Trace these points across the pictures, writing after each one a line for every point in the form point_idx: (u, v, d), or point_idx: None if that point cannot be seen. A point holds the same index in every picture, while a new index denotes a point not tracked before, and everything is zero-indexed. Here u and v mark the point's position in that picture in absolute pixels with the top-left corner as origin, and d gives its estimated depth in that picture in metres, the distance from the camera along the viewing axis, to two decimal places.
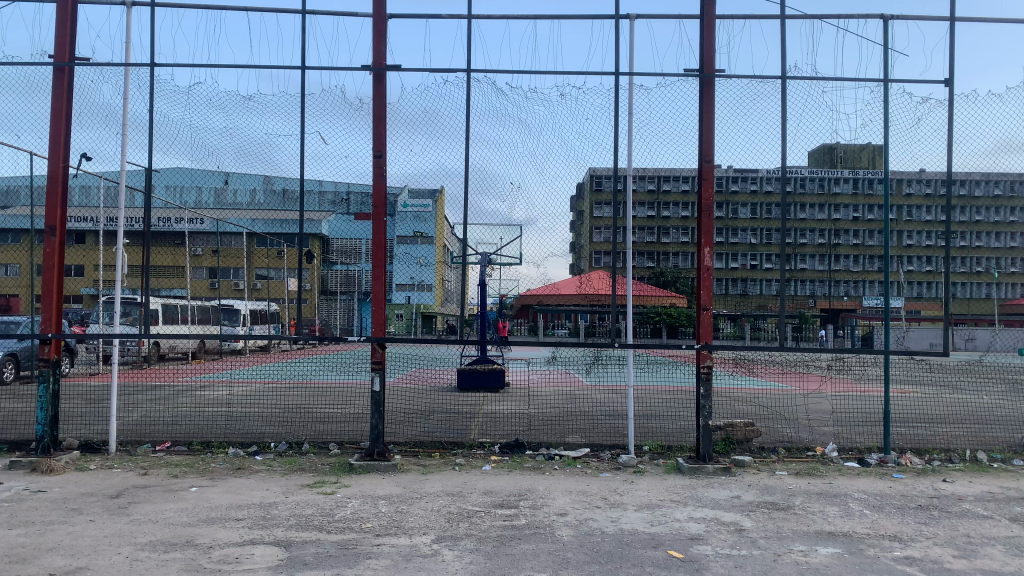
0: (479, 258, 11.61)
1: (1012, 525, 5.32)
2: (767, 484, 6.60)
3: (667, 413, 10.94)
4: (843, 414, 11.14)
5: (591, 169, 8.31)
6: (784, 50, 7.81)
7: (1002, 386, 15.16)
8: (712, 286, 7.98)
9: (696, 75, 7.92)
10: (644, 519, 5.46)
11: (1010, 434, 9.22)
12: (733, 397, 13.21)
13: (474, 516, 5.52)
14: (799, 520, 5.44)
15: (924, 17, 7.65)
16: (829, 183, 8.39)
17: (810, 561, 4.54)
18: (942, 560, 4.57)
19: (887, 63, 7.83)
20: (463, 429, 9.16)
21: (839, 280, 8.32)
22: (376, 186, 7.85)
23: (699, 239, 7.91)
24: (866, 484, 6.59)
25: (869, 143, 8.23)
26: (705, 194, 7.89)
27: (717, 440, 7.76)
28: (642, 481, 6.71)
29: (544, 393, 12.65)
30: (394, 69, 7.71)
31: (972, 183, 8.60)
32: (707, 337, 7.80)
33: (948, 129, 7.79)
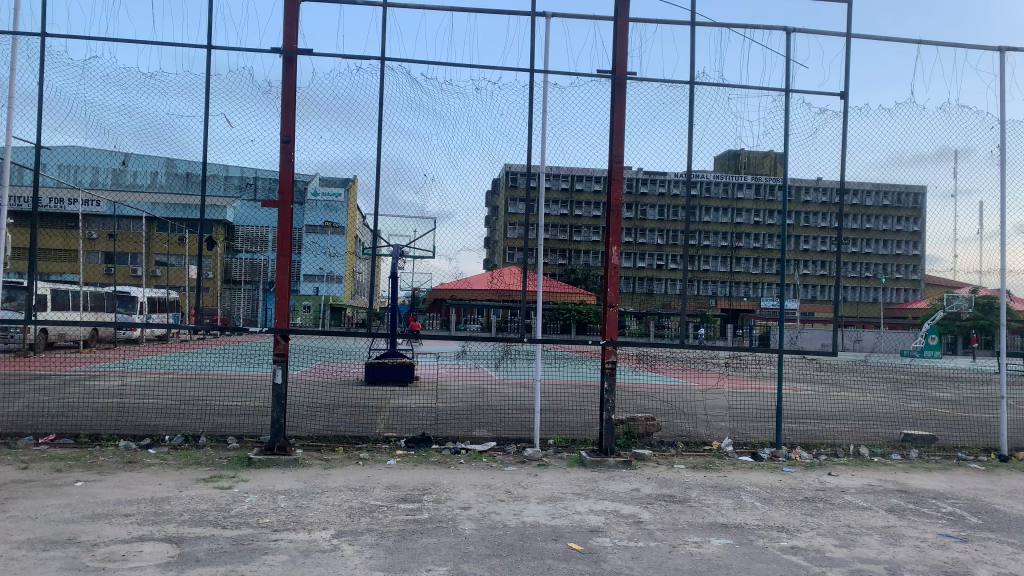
0: (391, 250, 11.50)
1: (889, 515, 5.65)
2: (666, 477, 6.79)
3: (573, 408, 11.11)
4: (739, 410, 11.59)
5: (505, 166, 8.34)
6: (693, 56, 8.06)
7: (885, 385, 16.10)
8: (618, 283, 8.19)
9: (609, 76, 8.07)
10: (546, 512, 5.53)
11: (890, 429, 9.81)
12: (638, 392, 13.54)
13: (376, 511, 5.46)
14: (694, 512, 5.62)
15: (824, 33, 8.03)
16: (732, 189, 8.63)
17: (703, 552, 4.69)
18: (825, 549, 4.81)
19: (788, 75, 8.17)
20: (368, 423, 9.04)
21: (740, 281, 8.61)
22: (283, 172, 7.66)
23: (607, 238, 8.11)
24: (758, 477, 6.87)
25: (771, 151, 8.62)
26: (614, 195, 8.09)
27: (620, 434, 7.93)
28: (546, 474, 6.79)
29: (453, 387, 12.63)
30: (305, 54, 7.53)
31: (864, 192, 8.97)
32: (612, 334, 7.97)
33: (843, 140, 8.20)
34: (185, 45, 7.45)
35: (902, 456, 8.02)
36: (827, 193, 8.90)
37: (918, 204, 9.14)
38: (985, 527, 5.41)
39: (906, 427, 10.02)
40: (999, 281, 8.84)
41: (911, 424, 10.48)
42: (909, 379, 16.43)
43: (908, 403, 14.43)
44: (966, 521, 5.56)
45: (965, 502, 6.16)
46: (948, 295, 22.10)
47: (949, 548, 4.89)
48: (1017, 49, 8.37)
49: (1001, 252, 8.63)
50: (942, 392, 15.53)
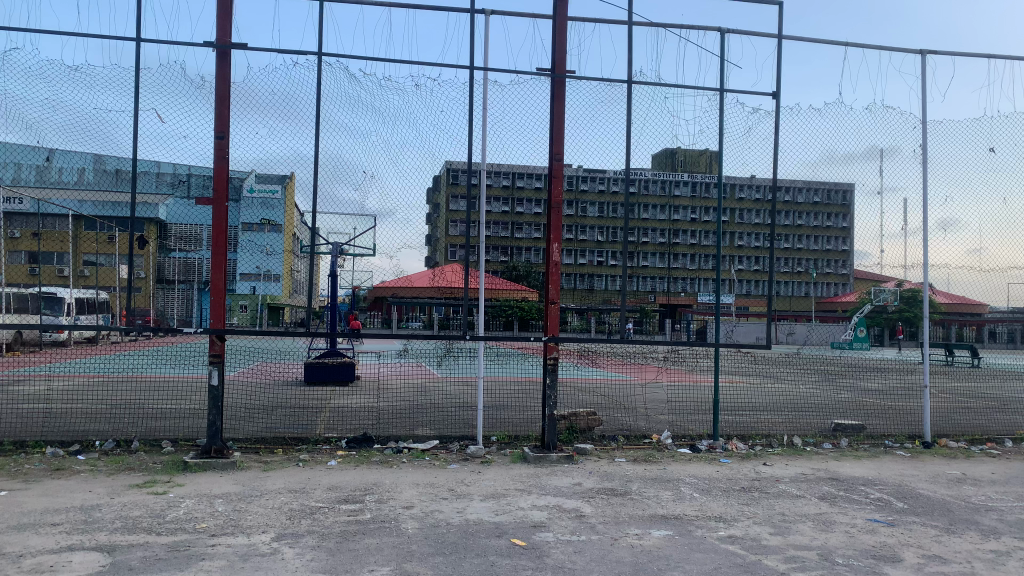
0: (331, 247, 11.35)
1: (821, 503, 5.84)
2: (607, 470, 6.88)
3: (516, 405, 11.15)
4: (677, 403, 11.83)
5: (447, 162, 8.22)
6: (631, 55, 8.19)
7: (816, 376, 16.62)
8: (560, 280, 8.22)
9: (548, 74, 8.12)
10: (489, 509, 5.54)
11: (821, 419, 10.16)
12: (579, 387, 13.67)
13: (317, 513, 5.39)
14: (635, 505, 5.71)
15: (756, 34, 8.25)
16: (669, 186, 8.73)
17: (644, 544, 4.77)
18: (761, 537, 4.94)
19: (722, 74, 8.36)
20: (308, 424, 8.91)
21: (677, 276, 8.87)
22: (217, 169, 7.46)
23: (549, 235, 8.13)
24: (696, 469, 7.02)
25: (707, 149, 8.78)
26: (555, 192, 8.11)
27: (562, 429, 7.99)
28: (489, 471, 6.81)
29: (395, 386, 12.54)
30: (240, 48, 7.37)
31: (795, 189, 9.23)
32: (555, 331, 8.02)
33: (775, 139, 8.43)
34: (113, 37, 7.22)
35: (832, 445, 8.30)
36: (761, 190, 9.07)
37: (846, 202, 9.49)
38: (910, 511, 5.64)
39: (835, 417, 10.38)
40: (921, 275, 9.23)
41: (842, 414, 10.85)
42: (839, 370, 16.99)
43: (838, 393, 14.94)
44: (893, 506, 5.79)
45: (891, 488, 6.42)
46: (875, 288, 22.90)
47: (877, 532, 5.08)
48: (937, 52, 8.74)
49: (923, 250, 9.01)
50: (870, 382, 16.12)
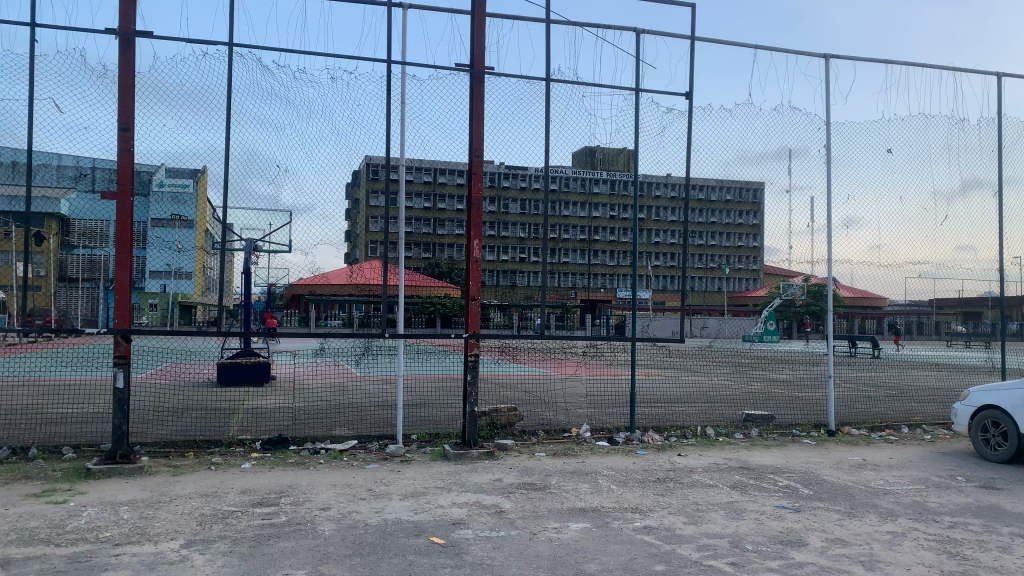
0: (244, 244, 11.07)
1: (732, 491, 6.02)
2: (526, 465, 6.93)
3: (436, 402, 11.11)
4: (596, 397, 12.00)
5: (367, 158, 8.13)
6: (549, 54, 8.34)
7: (728, 368, 17.16)
8: (480, 277, 8.22)
9: (466, 70, 8.11)
10: (408, 508, 5.49)
11: (733, 410, 10.49)
12: (500, 383, 13.74)
13: (230, 517, 5.24)
14: (554, 499, 5.76)
15: (670, 36, 8.50)
16: (590, 184, 8.86)
17: (562, 537, 4.82)
18: (675, 527, 5.06)
19: (638, 74, 8.57)
20: (221, 426, 8.64)
21: (596, 273, 9.01)
22: (121, 162, 7.14)
23: (469, 231, 8.13)
24: (614, 461, 7.14)
25: (625, 148, 8.96)
26: (475, 188, 8.10)
27: (482, 426, 8.00)
28: (408, 469, 6.76)
29: (313, 385, 12.31)
30: (145, 37, 7.08)
31: (708, 187, 9.47)
32: (476, 327, 8.03)
33: (689, 138, 8.68)
34: (5, 21, 6.82)
35: (743, 435, 8.57)
36: (676, 189, 9.35)
37: (757, 200, 9.76)
38: (815, 497, 5.87)
39: (747, 407, 10.73)
40: (827, 270, 9.61)
41: (752, 404, 11.22)
42: (750, 363, 17.59)
43: (748, 384, 15.46)
44: (799, 493, 6.02)
45: (798, 475, 6.68)
46: (784, 283, 23.74)
47: (783, 518, 5.27)
48: (840, 57, 9.14)
49: (828, 247, 9.39)
50: (779, 373, 16.75)
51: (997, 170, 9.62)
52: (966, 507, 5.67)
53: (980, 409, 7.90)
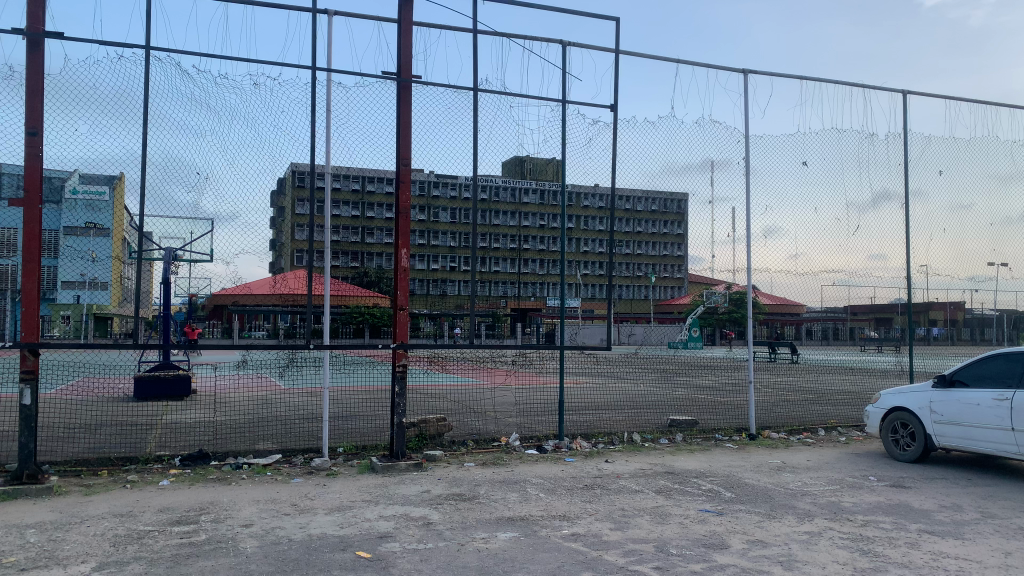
0: (163, 253, 10.74)
1: (657, 496, 6.13)
2: (455, 476, 6.90)
3: (364, 414, 10.96)
4: (525, 405, 12.05)
5: (292, 164, 8.04)
6: (476, 64, 8.44)
7: (654, 374, 17.48)
8: (408, 286, 8.12)
9: (393, 78, 8.09)
10: (333, 522, 5.39)
11: (658, 416, 10.69)
12: (429, 393, 13.65)
13: (146, 537, 5.04)
14: (482, 509, 5.75)
15: (594, 49, 8.82)
16: (519, 194, 8.94)
17: (490, 547, 4.81)
18: (602, 533, 5.11)
19: (565, 86, 8.81)
20: (137, 442, 8.32)
21: (526, 281, 9.32)
22: (29, 167, 6.82)
23: (397, 240, 8.01)
24: (542, 469, 7.18)
25: (553, 158, 8.78)
26: (402, 197, 8.06)
27: (411, 437, 7.93)
28: (335, 483, 6.64)
29: (235, 399, 11.98)
30: (55, 38, 6.82)
31: (634, 198, 9.61)
32: (403, 338, 7.95)
33: (614, 148, 9.11)
34: None
35: (668, 440, 8.74)
36: (604, 201, 9.27)
37: (681, 211, 9.96)
38: (736, 500, 6.02)
39: (672, 413, 10.96)
40: (746, 279, 9.93)
41: (677, 410, 11.46)
42: (675, 370, 17.95)
43: (673, 391, 15.78)
44: (722, 496, 6.17)
45: (720, 478, 6.85)
46: (706, 291, 24.31)
47: (706, 522, 5.39)
48: (757, 73, 9.43)
49: (747, 256, 9.76)
50: (703, 379, 17.15)
51: (904, 182, 10.09)
52: (878, 505, 5.91)
53: (890, 410, 8.26)
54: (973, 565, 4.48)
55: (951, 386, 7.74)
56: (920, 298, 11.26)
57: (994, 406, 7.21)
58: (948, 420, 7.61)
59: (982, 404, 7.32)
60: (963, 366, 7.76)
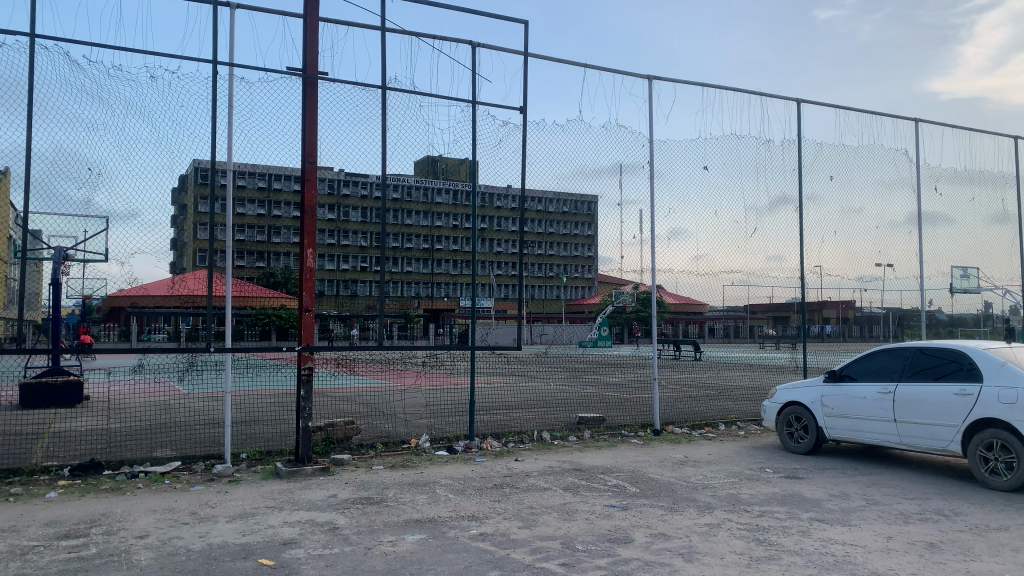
0: (53, 252, 10.19)
1: (565, 493, 6.22)
2: (363, 479, 6.81)
3: (269, 418, 10.68)
4: (436, 407, 12.00)
5: (193, 161, 7.78)
6: (385, 62, 8.39)
7: (564, 373, 17.69)
8: (314, 286, 7.93)
9: (299, 75, 7.94)
10: (235, 530, 5.24)
11: (567, 414, 10.84)
12: (337, 396, 13.42)
13: (30, 553, 4.76)
14: (390, 512, 5.70)
15: (505, 51, 8.95)
16: (432, 194, 8.86)
17: (398, 550, 4.78)
18: (510, 532, 5.15)
19: (475, 87, 8.87)
20: (22, 453, 7.85)
21: (439, 282, 8.92)
22: None
23: (302, 239, 7.86)
24: (452, 470, 7.18)
25: (466, 158, 8.87)
26: (308, 196, 7.86)
27: (318, 440, 7.78)
28: (237, 490, 6.45)
29: (132, 404, 11.47)
30: None
31: (545, 200, 9.76)
32: (309, 340, 7.80)
33: (524, 149, 9.18)
34: None
35: (577, 438, 8.88)
36: (516, 201, 9.39)
37: (591, 212, 10.17)
38: (641, 495, 6.18)
39: (580, 411, 11.13)
40: (652, 280, 10.21)
41: (586, 408, 11.66)
42: (585, 368, 18.23)
43: (583, 389, 16.03)
44: (627, 491, 6.32)
45: (626, 474, 7.01)
46: (615, 292, 24.77)
47: (612, 517, 5.51)
48: (661, 79, 9.68)
49: (654, 258, 10.03)
50: (611, 376, 17.48)
51: (799, 187, 10.56)
52: (773, 496, 6.18)
53: (785, 405, 8.63)
54: (858, 549, 4.73)
55: (840, 381, 8.16)
56: (815, 297, 11.80)
57: (878, 399, 7.63)
58: (838, 413, 8.02)
59: (868, 397, 7.74)
60: (851, 362, 8.18)
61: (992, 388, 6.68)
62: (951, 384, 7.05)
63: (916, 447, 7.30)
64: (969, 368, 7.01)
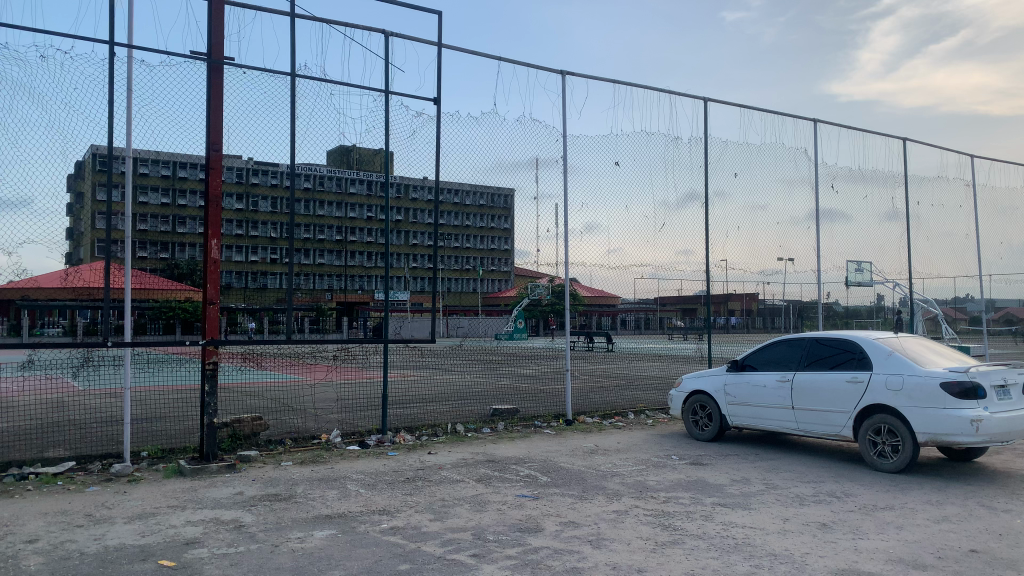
0: None
1: (477, 485, 6.25)
2: (271, 476, 6.66)
3: (172, 415, 10.31)
4: (347, 401, 11.83)
5: (91, 147, 7.39)
6: (294, 49, 8.20)
7: (478, 366, 17.74)
8: (220, 279, 7.74)
9: (203, 59, 7.67)
10: (134, 531, 5.04)
11: (481, 406, 10.87)
12: (244, 391, 13.06)
13: None
14: (299, 508, 5.60)
15: (418, 41, 8.90)
16: (345, 184, 8.68)
17: (306, 547, 4.70)
18: (421, 525, 5.14)
19: (388, 77, 8.79)
20: None
21: (353, 275, 8.71)
22: None
23: (206, 230, 7.59)
24: (363, 464, 7.10)
25: (379, 149, 8.79)
26: (213, 185, 7.63)
27: (224, 437, 7.55)
28: (136, 490, 6.20)
29: (22, 403, 10.85)
30: None
31: (461, 191, 9.58)
32: (214, 334, 7.58)
33: (438, 140, 9.15)
34: None
35: (490, 430, 8.91)
36: (431, 192, 9.34)
37: (508, 205, 10.13)
38: (551, 484, 6.26)
39: (494, 403, 11.19)
40: (566, 272, 10.34)
41: (499, 400, 11.72)
42: (500, 360, 18.33)
43: (496, 381, 16.11)
44: (538, 481, 6.39)
45: (538, 464, 7.09)
46: (530, 285, 25.01)
47: (523, 507, 5.57)
48: (575, 74, 9.81)
49: (567, 251, 10.15)
50: (525, 368, 17.63)
51: (705, 183, 10.90)
52: (678, 482, 6.37)
53: (691, 394, 8.90)
54: (757, 532, 4.93)
55: (742, 370, 8.47)
56: (720, 290, 12.20)
57: (777, 387, 7.96)
58: (740, 401, 8.33)
59: (768, 386, 8.07)
60: (753, 352, 8.49)
61: (881, 376, 7.07)
62: (844, 372, 7.42)
63: (812, 433, 7.66)
64: (860, 357, 7.39)
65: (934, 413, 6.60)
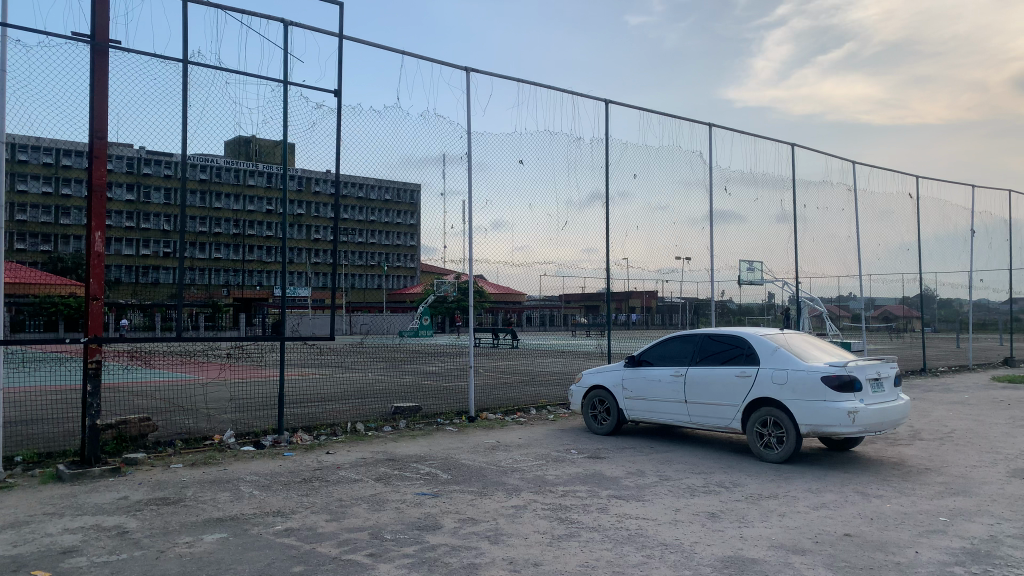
0: None
1: (376, 484, 6.17)
2: (159, 479, 6.39)
3: (50, 417, 9.73)
4: (242, 401, 11.46)
5: None
6: (187, 36, 7.89)
7: (381, 363, 17.53)
8: (104, 274, 7.35)
9: (86, 42, 7.28)
10: (5, 541, 4.74)
11: (383, 404, 10.76)
12: (131, 392, 12.46)
13: None
14: (188, 512, 5.40)
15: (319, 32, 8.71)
16: (243, 176, 8.46)
17: (194, 552, 4.53)
18: (316, 526, 5.04)
19: (286, 67, 8.59)
20: None
21: (251, 270, 8.52)
22: None
23: (89, 221, 7.23)
24: (258, 465, 6.90)
25: (279, 141, 8.60)
26: (97, 174, 7.26)
27: (107, 439, 7.19)
28: (9, 497, 5.83)
29: None
30: None
31: (365, 186, 9.39)
32: (97, 331, 7.15)
33: (339, 132, 8.96)
34: None
35: (391, 428, 8.83)
36: (333, 185, 9.14)
37: (414, 201, 9.94)
38: (451, 481, 6.26)
39: (396, 401, 11.08)
40: (469, 268, 10.33)
41: (400, 398, 11.61)
42: (403, 357, 18.17)
43: (400, 379, 15.95)
44: (438, 478, 6.37)
45: (438, 461, 7.07)
46: (435, 280, 24.94)
47: (422, 505, 5.54)
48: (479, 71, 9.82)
49: (471, 248, 10.01)
50: (429, 365, 17.54)
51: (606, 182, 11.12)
52: (576, 476, 6.49)
53: (590, 388, 9.07)
54: (649, 523, 5.08)
55: (639, 365, 8.68)
56: (621, 287, 12.46)
57: (671, 381, 8.21)
58: (637, 395, 8.55)
59: (663, 380, 8.31)
60: (648, 347, 8.71)
61: (767, 370, 7.40)
62: (733, 367, 7.72)
63: (703, 426, 7.94)
64: (748, 352, 7.71)
65: (814, 407, 6.97)
